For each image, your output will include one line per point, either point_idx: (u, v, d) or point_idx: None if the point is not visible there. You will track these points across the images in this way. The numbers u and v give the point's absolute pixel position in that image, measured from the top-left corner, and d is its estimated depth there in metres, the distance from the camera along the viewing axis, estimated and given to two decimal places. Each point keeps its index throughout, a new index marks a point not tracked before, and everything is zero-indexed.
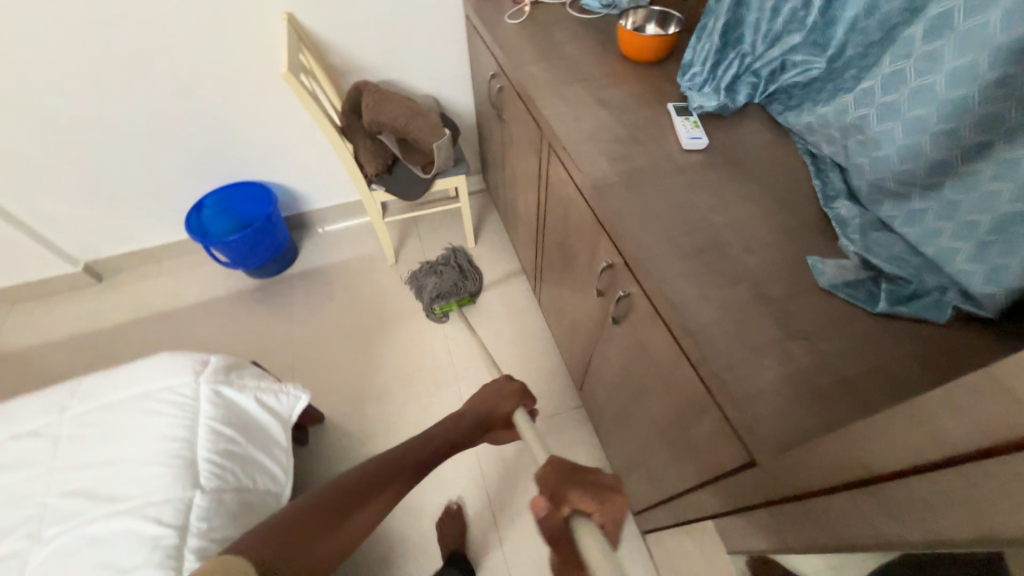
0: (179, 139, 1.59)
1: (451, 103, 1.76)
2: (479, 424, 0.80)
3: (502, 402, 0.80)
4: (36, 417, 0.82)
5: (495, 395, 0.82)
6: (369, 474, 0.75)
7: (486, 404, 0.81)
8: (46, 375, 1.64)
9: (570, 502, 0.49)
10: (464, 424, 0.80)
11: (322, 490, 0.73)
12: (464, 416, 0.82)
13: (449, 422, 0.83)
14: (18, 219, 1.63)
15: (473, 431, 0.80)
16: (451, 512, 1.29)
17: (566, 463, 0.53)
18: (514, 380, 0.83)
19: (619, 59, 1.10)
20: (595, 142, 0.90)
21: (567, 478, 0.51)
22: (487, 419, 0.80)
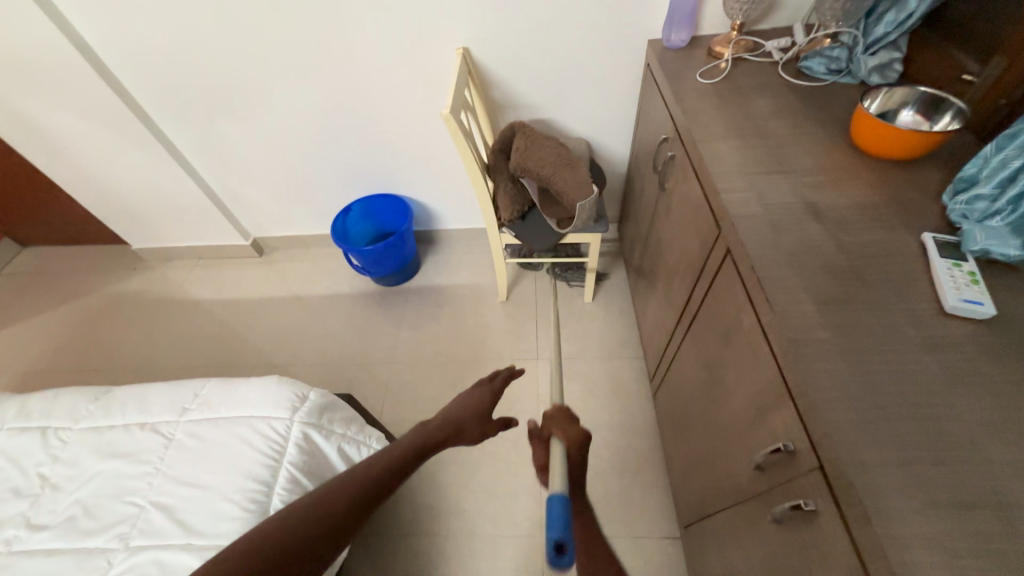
0: (345, 149, 1.72)
1: (604, 148, 1.61)
2: (447, 425, 0.77)
3: (472, 409, 0.80)
4: (162, 411, 0.89)
5: (468, 406, 0.81)
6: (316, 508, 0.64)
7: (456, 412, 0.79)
8: (204, 328, 1.92)
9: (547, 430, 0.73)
10: (432, 428, 0.76)
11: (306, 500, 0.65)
12: (430, 420, 0.78)
13: (416, 429, 0.77)
14: (215, 195, 1.93)
15: (441, 434, 0.76)
16: None
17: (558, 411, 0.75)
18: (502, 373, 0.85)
19: (847, 151, 0.84)
20: (799, 269, 0.68)
21: (559, 411, 0.75)
22: (458, 423, 0.78)
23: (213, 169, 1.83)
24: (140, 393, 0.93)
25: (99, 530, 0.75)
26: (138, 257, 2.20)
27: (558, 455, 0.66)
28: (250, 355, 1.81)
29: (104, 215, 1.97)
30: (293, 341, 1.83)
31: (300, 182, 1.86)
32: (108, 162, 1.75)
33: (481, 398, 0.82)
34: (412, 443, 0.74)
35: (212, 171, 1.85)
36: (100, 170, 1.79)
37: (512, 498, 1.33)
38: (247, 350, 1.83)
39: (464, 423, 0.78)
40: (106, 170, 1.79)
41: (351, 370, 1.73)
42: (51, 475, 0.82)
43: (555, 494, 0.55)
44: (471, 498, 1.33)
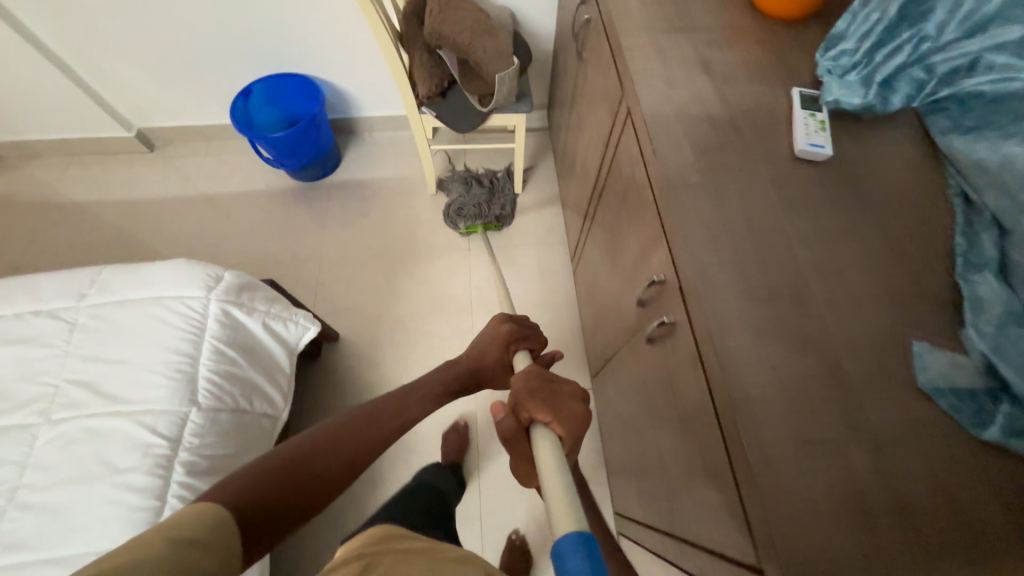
0: (230, 11, 1.46)
1: (528, 21, 1.50)
2: (468, 374, 0.80)
3: (492, 354, 0.81)
4: (59, 297, 0.84)
5: (485, 347, 0.82)
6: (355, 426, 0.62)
7: (477, 356, 0.81)
8: (97, 233, 1.73)
9: (526, 411, 0.61)
10: (455, 374, 0.79)
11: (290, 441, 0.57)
12: (453, 368, 0.79)
13: (441, 371, 0.78)
14: (73, 73, 1.61)
15: (461, 382, 0.79)
16: (459, 429, 1.37)
17: (539, 386, 0.64)
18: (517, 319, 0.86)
19: (746, 10, 0.86)
20: (684, 123, 0.72)
21: (535, 393, 0.62)
22: (476, 370, 0.81)
23: (61, 36, 1.51)
24: (27, 282, 0.87)
25: (14, 409, 0.74)
26: None
27: (550, 461, 0.54)
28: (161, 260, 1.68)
29: None
30: (208, 243, 1.72)
31: (181, 57, 1.59)
32: None
33: (494, 344, 0.81)
34: (436, 386, 0.75)
35: (61, 39, 1.52)
36: None
37: None
38: (156, 255, 1.69)
39: (484, 366, 0.81)
40: None
41: (276, 269, 1.68)
42: None
43: (569, 541, 0.43)
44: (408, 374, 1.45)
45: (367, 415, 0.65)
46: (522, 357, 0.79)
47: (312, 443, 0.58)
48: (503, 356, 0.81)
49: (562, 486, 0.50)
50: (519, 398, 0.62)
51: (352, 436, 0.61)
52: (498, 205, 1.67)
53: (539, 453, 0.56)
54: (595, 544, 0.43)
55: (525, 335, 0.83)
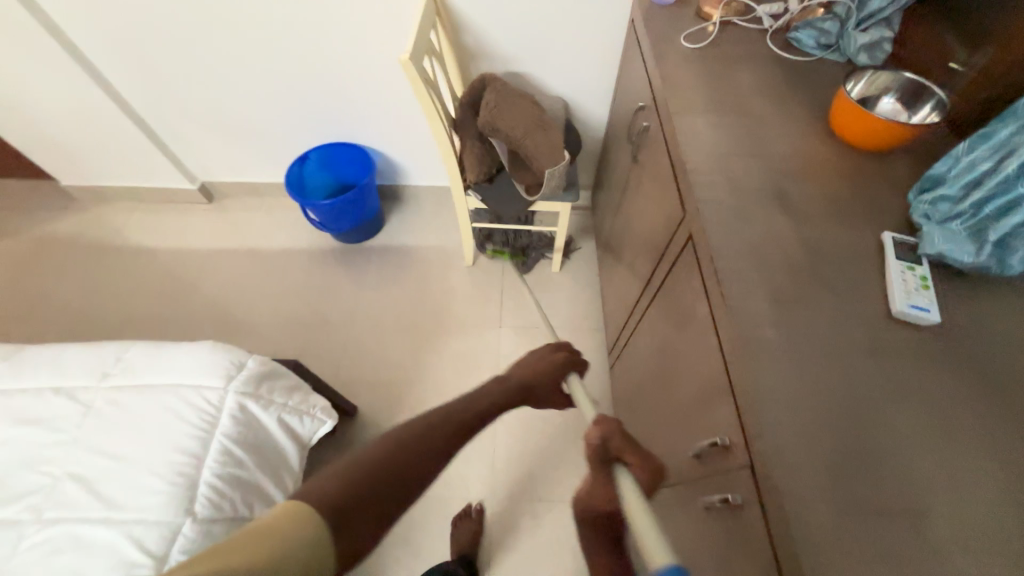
0: (302, 89, 1.57)
1: (582, 111, 1.52)
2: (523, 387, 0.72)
3: (548, 371, 0.76)
4: (80, 375, 0.82)
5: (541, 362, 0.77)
6: (423, 430, 0.59)
7: (531, 370, 0.75)
8: (146, 277, 1.79)
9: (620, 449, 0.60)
10: (512, 384, 0.71)
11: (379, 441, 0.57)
12: (508, 379, 0.72)
13: (495, 379, 0.72)
14: (154, 132, 1.74)
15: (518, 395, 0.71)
16: (472, 514, 1.24)
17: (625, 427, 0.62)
18: (560, 355, 0.79)
19: (825, 137, 0.80)
20: (758, 263, 0.65)
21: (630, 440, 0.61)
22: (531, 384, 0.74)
23: (147, 99, 1.64)
24: (56, 354, 0.86)
25: (8, 502, 0.70)
26: (68, 196, 1.99)
27: (636, 501, 0.54)
28: (198, 309, 1.71)
29: (20, 141, 1.75)
30: (245, 296, 1.74)
31: (250, 124, 1.70)
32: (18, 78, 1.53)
33: (547, 364, 0.77)
34: (492, 394, 0.69)
35: (146, 101, 1.65)
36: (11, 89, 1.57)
37: (465, 463, 1.35)
38: (193, 303, 1.72)
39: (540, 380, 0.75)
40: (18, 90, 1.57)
41: (306, 329, 1.66)
42: None
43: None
44: None
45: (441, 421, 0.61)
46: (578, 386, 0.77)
47: (399, 444, 0.56)
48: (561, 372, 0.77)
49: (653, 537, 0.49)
50: (614, 433, 0.61)
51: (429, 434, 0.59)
52: (525, 240, 1.71)
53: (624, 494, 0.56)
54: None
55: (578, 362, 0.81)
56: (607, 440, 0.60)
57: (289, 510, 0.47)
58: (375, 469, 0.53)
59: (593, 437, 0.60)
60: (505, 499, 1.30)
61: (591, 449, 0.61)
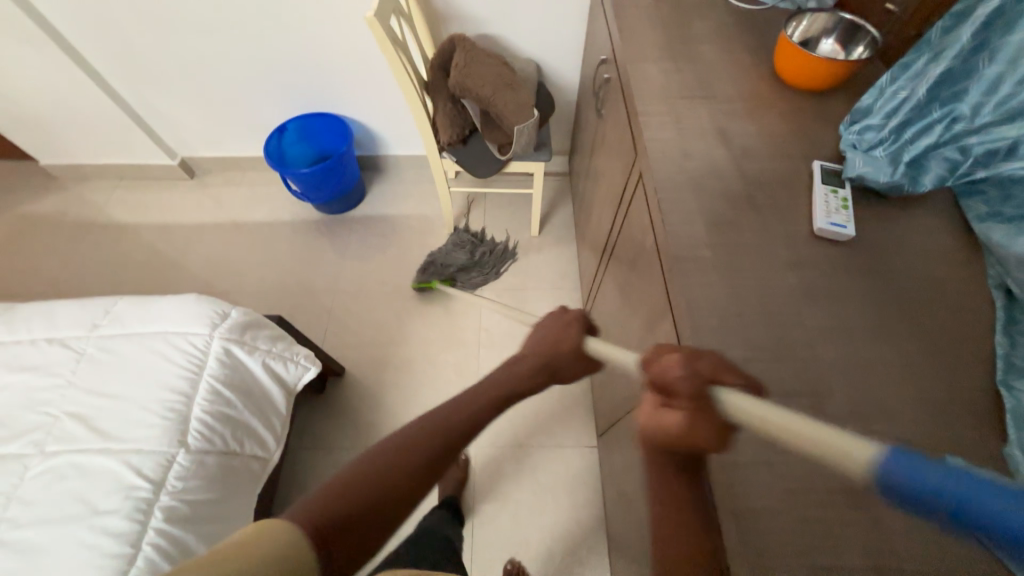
0: (276, 59, 1.57)
1: (554, 74, 1.54)
2: (541, 369, 0.65)
3: (566, 341, 0.67)
4: (72, 327, 0.86)
5: (557, 333, 0.68)
6: (417, 445, 0.52)
7: (548, 348, 0.67)
8: (131, 254, 1.82)
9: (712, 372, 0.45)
10: (524, 367, 0.64)
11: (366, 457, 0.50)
12: (520, 362, 0.65)
13: (508, 367, 0.65)
14: (130, 107, 1.74)
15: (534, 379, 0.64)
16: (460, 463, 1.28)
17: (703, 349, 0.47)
18: (573, 315, 0.70)
19: (769, 80, 0.84)
20: (698, 195, 0.71)
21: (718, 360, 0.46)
22: (550, 364, 0.66)
23: (121, 74, 1.63)
24: (46, 310, 0.90)
25: (10, 438, 0.75)
26: (50, 176, 2.00)
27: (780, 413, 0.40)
28: (185, 283, 1.75)
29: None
30: (231, 268, 1.78)
31: (227, 96, 1.71)
32: None
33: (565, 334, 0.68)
34: (503, 386, 0.62)
35: (120, 76, 1.64)
36: None
37: None
38: (181, 277, 1.76)
39: (559, 355, 0.66)
40: None
41: (293, 299, 1.71)
42: None
43: (892, 457, 0.33)
44: None
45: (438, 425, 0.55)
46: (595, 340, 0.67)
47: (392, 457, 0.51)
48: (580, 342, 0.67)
49: (827, 433, 0.37)
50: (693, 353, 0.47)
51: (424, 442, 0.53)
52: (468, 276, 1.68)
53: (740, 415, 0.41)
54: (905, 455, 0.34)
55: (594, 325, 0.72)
56: (692, 362, 0.45)
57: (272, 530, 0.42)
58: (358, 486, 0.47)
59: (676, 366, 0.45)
60: None
61: (676, 383, 0.44)
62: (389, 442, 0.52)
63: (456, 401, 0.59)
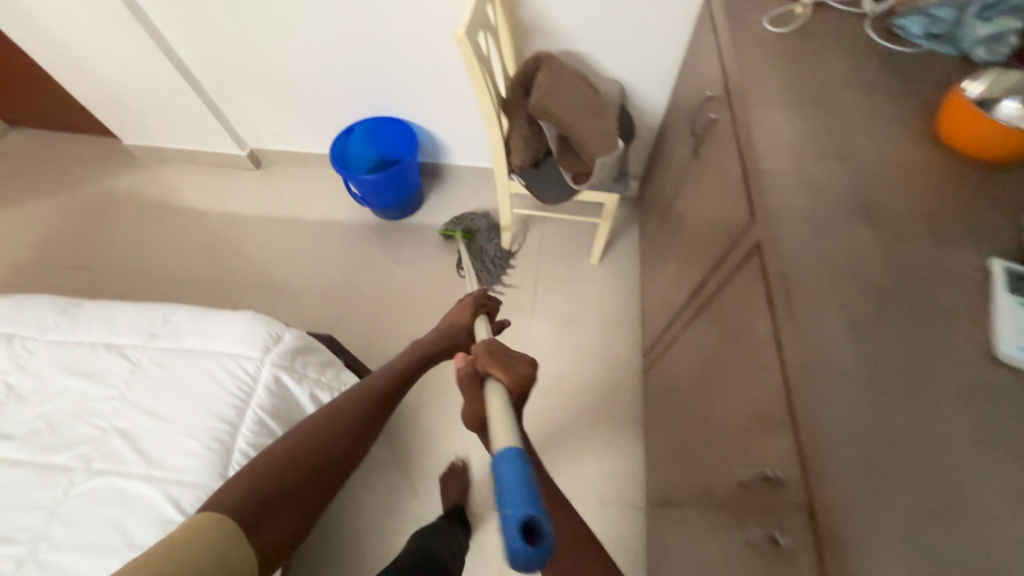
0: (352, 61, 1.55)
1: (638, 96, 1.43)
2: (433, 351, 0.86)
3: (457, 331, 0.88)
4: (130, 333, 0.85)
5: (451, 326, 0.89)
6: (331, 414, 0.74)
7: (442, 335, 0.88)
8: (194, 239, 1.86)
9: (483, 364, 0.61)
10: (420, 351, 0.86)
11: (289, 435, 0.70)
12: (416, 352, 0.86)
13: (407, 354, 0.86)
14: (209, 97, 1.78)
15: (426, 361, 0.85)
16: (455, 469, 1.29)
17: (495, 344, 0.63)
18: (467, 302, 0.91)
19: (926, 142, 0.70)
20: (837, 284, 0.58)
21: (493, 350, 0.62)
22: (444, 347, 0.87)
23: (204, 64, 1.66)
24: (109, 311, 0.89)
25: (62, 447, 0.74)
26: (129, 154, 2.08)
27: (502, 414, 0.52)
28: (241, 274, 1.76)
29: (88, 99, 1.82)
30: (284, 263, 1.78)
31: (300, 93, 1.70)
32: (88, 38, 1.58)
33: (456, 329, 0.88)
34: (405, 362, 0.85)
35: (203, 66, 1.67)
36: (82, 49, 1.63)
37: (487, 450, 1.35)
38: (236, 267, 1.78)
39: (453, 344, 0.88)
40: (86, 50, 1.62)
41: (340, 302, 1.69)
42: (16, 385, 0.80)
43: (505, 454, 0.43)
44: (446, 442, 1.37)
45: (348, 407, 0.76)
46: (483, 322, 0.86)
47: (301, 438, 0.70)
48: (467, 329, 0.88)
49: (494, 419, 0.51)
50: (482, 350, 0.63)
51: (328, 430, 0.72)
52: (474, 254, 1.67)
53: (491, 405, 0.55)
54: (522, 458, 0.43)
55: (485, 305, 0.92)
56: (476, 361, 0.63)
57: (203, 518, 0.56)
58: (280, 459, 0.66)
59: (465, 364, 0.65)
60: None
61: (462, 376, 0.64)
62: (308, 418, 0.73)
63: (363, 382, 0.81)
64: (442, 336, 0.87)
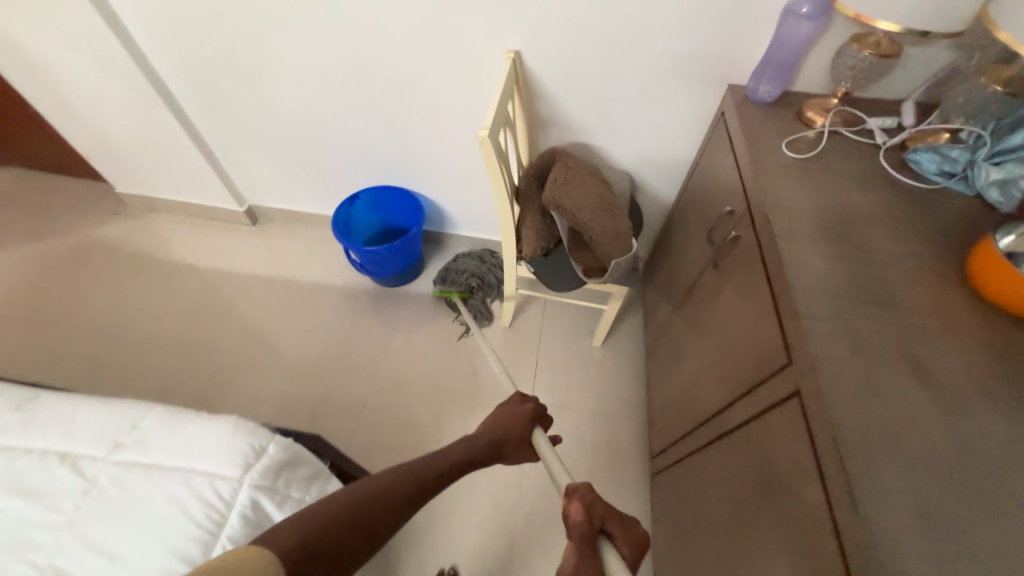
0: (364, 135, 1.55)
1: (647, 187, 1.45)
2: (492, 443, 0.83)
3: (512, 427, 0.87)
4: (90, 442, 0.75)
5: (507, 422, 0.88)
6: (398, 478, 0.68)
7: (498, 431, 0.85)
8: (178, 297, 1.76)
9: (599, 515, 0.67)
10: (478, 444, 0.81)
11: (342, 494, 0.63)
12: (476, 438, 0.82)
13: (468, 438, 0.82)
14: (213, 156, 1.75)
15: (487, 453, 0.81)
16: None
17: (603, 501, 0.69)
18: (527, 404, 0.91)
19: (958, 287, 0.69)
20: (894, 455, 0.53)
21: (609, 505, 0.69)
22: (500, 442, 0.84)
23: (211, 126, 1.64)
24: (70, 409, 0.79)
25: None
26: (120, 202, 2.02)
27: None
28: (223, 338, 1.66)
29: (85, 150, 1.77)
30: (272, 328, 1.69)
31: (308, 158, 1.69)
32: (96, 96, 1.55)
33: (512, 419, 0.88)
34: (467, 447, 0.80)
35: (210, 128, 1.65)
36: (86, 104, 1.60)
37: (481, 557, 1.23)
38: (219, 331, 1.68)
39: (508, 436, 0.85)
40: (93, 107, 1.60)
41: (328, 374, 1.58)
42: None
43: None
44: (435, 546, 1.23)
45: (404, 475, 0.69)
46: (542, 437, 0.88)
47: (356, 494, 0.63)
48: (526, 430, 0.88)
49: None
50: (593, 502, 0.68)
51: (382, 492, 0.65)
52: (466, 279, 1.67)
53: (612, 570, 0.63)
54: None
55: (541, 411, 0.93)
56: (589, 512, 0.67)
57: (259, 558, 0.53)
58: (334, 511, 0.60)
59: (578, 514, 0.67)
60: None
61: (576, 524, 0.66)
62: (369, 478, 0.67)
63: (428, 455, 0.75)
64: (495, 433, 0.84)
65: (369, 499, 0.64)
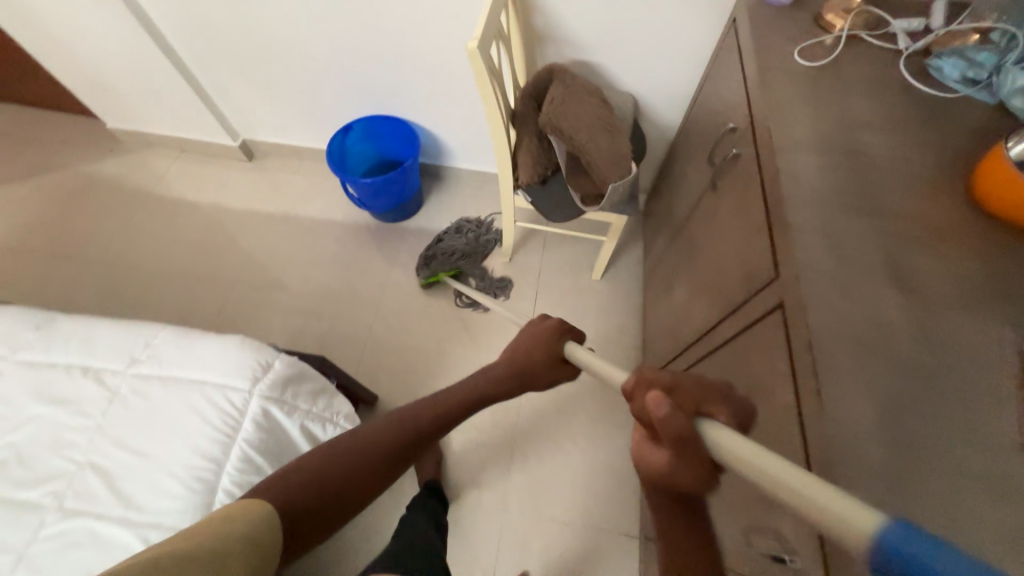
0: (354, 58, 1.47)
1: (652, 110, 1.38)
2: (513, 375, 0.79)
3: (536, 352, 0.80)
4: (109, 358, 0.80)
5: (531, 344, 0.82)
6: (397, 422, 0.66)
7: (520, 356, 0.81)
8: (182, 232, 1.78)
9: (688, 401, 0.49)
10: (494, 377, 0.77)
11: (332, 443, 0.61)
12: (493, 369, 0.79)
13: (480, 373, 0.78)
14: (200, 86, 1.68)
15: (509, 383, 0.78)
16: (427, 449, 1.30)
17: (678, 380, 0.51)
18: (549, 323, 0.85)
19: (959, 200, 0.67)
20: (866, 359, 0.55)
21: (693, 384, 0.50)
22: (522, 372, 0.80)
23: (192, 52, 1.55)
24: (87, 329, 0.84)
25: (33, 483, 0.69)
26: (114, 138, 1.98)
27: (752, 449, 0.41)
28: (230, 273, 1.69)
29: (69, 81, 1.71)
30: (276, 263, 1.71)
31: (297, 86, 1.62)
32: (69, 19, 1.46)
33: (536, 348, 0.81)
34: (477, 384, 0.76)
35: (192, 54, 1.56)
36: (61, 29, 1.51)
37: (483, 469, 1.33)
38: (225, 266, 1.71)
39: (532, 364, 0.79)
40: (68, 32, 1.51)
41: (334, 306, 1.63)
42: None
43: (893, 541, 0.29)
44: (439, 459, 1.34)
45: (402, 422, 0.66)
46: (576, 350, 0.79)
47: (346, 444, 0.61)
48: (555, 354, 0.81)
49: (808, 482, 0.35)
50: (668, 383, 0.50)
51: (375, 441, 0.63)
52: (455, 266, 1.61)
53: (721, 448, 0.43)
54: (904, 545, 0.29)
55: (572, 330, 0.85)
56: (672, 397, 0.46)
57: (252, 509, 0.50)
58: (324, 462, 0.59)
59: (659, 404, 0.45)
60: (517, 512, 1.27)
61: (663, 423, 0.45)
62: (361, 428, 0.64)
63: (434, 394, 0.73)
64: (514, 367, 0.79)
65: (367, 440, 0.62)
